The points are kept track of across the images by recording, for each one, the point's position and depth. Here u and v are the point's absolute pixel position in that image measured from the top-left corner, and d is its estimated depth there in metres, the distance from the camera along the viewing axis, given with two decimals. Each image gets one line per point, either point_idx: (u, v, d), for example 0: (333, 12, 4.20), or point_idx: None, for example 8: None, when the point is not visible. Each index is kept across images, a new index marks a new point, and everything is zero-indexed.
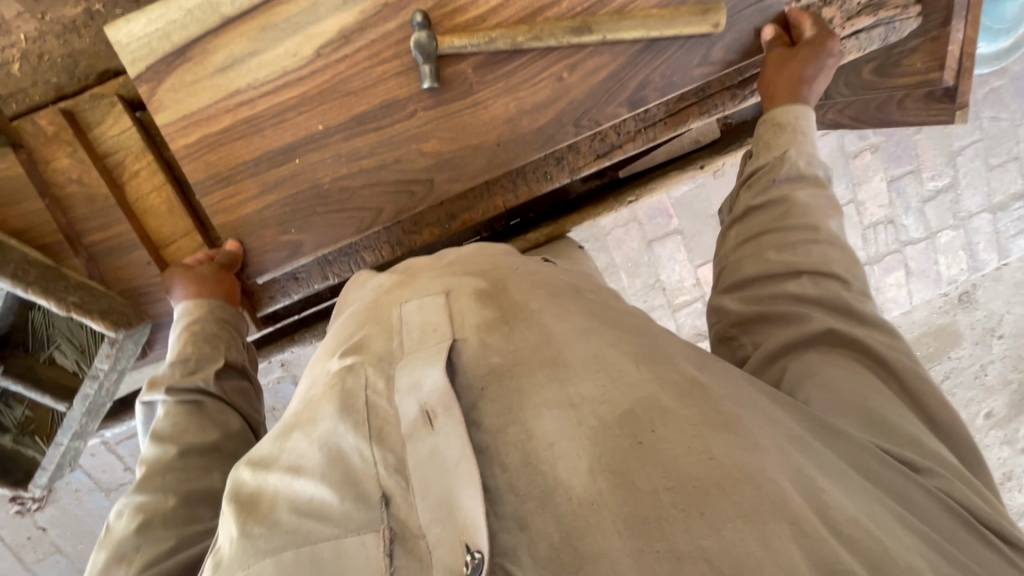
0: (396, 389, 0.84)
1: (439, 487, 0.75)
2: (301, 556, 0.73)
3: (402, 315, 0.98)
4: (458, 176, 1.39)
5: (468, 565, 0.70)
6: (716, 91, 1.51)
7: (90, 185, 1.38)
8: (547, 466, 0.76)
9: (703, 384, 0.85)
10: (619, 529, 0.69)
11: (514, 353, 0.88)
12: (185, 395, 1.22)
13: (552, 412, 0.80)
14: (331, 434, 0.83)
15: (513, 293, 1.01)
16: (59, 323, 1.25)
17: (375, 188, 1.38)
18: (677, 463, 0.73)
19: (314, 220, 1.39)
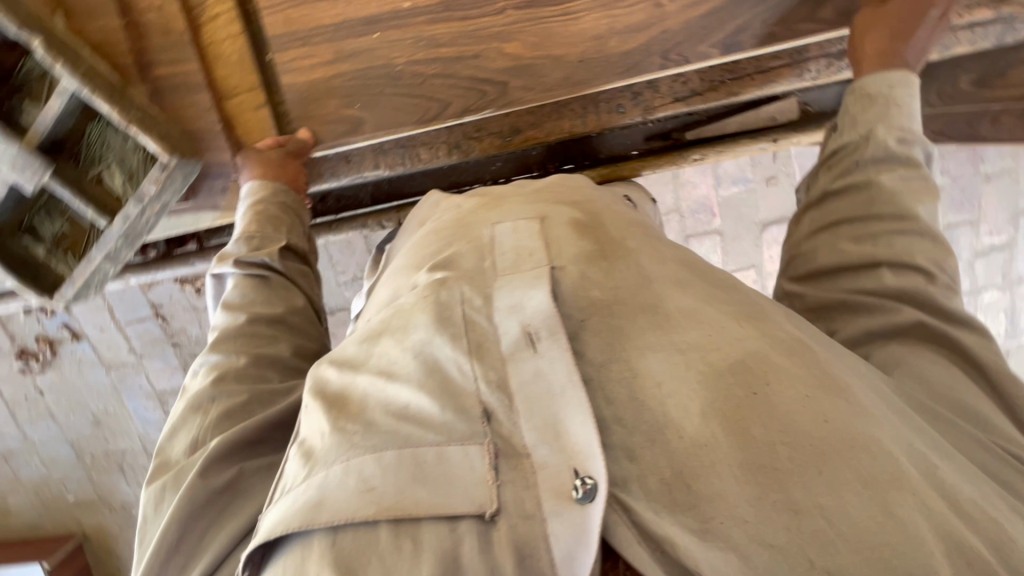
0: (497, 310, 0.91)
1: (542, 410, 0.82)
2: (403, 457, 0.81)
3: (495, 236, 1.09)
4: (531, 82, 1.48)
5: (580, 489, 0.75)
6: (814, 56, 1.43)
7: (169, 18, 1.49)
8: (654, 404, 0.79)
9: (813, 352, 0.85)
10: (736, 473, 0.71)
11: (615, 291, 0.94)
12: (251, 268, 1.36)
13: (655, 355, 0.84)
14: (427, 346, 0.91)
15: (612, 237, 1.07)
16: (111, 145, 1.47)
17: (447, 80, 1.51)
18: (796, 421, 0.73)
19: (380, 98, 1.54)
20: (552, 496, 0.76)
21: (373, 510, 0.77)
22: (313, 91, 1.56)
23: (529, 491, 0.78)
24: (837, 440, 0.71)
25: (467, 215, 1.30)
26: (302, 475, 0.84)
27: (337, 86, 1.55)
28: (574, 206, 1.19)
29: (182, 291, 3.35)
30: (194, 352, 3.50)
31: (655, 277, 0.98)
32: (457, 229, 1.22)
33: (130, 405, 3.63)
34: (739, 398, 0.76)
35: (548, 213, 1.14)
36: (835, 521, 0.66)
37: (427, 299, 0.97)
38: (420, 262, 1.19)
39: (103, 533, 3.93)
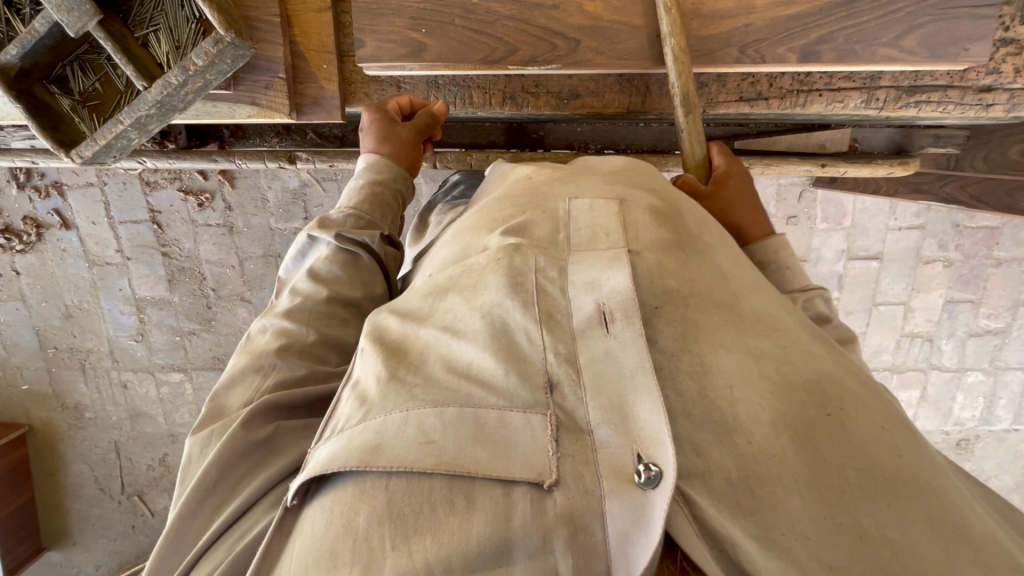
0: (573, 284, 1.05)
1: (613, 392, 0.94)
2: (466, 415, 0.93)
3: (572, 211, 1.20)
4: (603, 48, 1.54)
5: (645, 473, 0.85)
6: (885, 85, 1.57)
7: None
8: (724, 403, 0.93)
9: (872, 390, 1.02)
10: (804, 490, 0.85)
11: (690, 285, 1.08)
12: (350, 245, 1.51)
13: (728, 357, 0.98)
14: (502, 314, 1.04)
15: (690, 231, 1.20)
16: (168, 15, 1.51)
17: (520, 26, 1.54)
18: (861, 451, 0.89)
19: (448, 29, 1.56)
20: (614, 480, 0.86)
21: (431, 464, 0.88)
22: (388, 4, 1.56)
23: (587, 466, 0.89)
24: (899, 476, 0.87)
25: (540, 184, 1.34)
26: (358, 417, 0.98)
27: (411, 8, 1.55)
28: (653, 193, 1.29)
29: (184, 202, 3.30)
30: (183, 266, 3.43)
31: (726, 273, 1.15)
32: (532, 193, 1.31)
33: (106, 306, 3.53)
34: (810, 418, 0.92)
35: (627, 197, 1.24)
36: (892, 548, 0.81)
37: (500, 264, 1.10)
38: (492, 224, 1.28)
39: (49, 431, 3.82)
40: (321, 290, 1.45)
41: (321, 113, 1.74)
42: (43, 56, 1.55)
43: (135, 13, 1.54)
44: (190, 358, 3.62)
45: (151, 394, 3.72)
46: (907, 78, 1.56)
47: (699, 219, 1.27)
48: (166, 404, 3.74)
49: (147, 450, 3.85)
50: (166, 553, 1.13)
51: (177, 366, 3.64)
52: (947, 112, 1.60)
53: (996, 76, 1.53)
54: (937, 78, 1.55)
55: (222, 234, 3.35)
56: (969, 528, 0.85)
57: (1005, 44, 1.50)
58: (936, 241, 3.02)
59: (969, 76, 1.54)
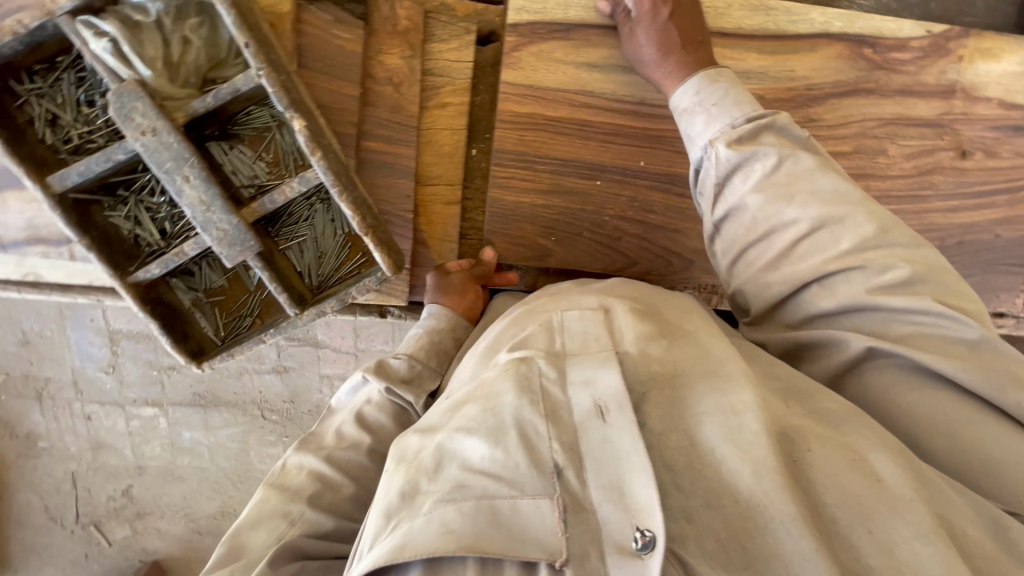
0: (569, 381, 0.83)
1: (610, 466, 0.74)
2: (481, 508, 0.72)
3: (563, 319, 0.98)
4: (713, 270, 1.42)
5: (638, 540, 0.68)
6: None
7: (405, 96, 1.21)
8: (710, 471, 0.75)
9: (856, 414, 0.85)
10: (795, 528, 0.69)
11: (673, 364, 0.89)
12: (397, 398, 1.19)
13: (711, 420, 0.80)
14: (511, 410, 0.78)
15: (666, 325, 1.01)
16: (317, 221, 1.14)
17: (642, 242, 1.38)
18: (832, 478, 0.74)
19: (575, 241, 1.36)
20: (614, 552, 0.68)
21: (451, 547, 0.69)
22: (519, 209, 1.32)
23: (594, 542, 0.70)
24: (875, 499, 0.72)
25: (538, 304, 1.14)
26: (383, 528, 0.76)
27: (542, 216, 1.32)
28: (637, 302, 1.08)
29: None
30: None
31: (718, 348, 0.94)
32: (529, 312, 1.11)
33: (73, 335, 2.90)
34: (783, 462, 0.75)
35: (609, 303, 1.04)
36: None
37: (505, 370, 0.85)
38: (500, 343, 1.05)
39: None
40: (369, 445, 1.13)
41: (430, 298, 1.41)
42: None
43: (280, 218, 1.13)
44: (168, 394, 3.00)
45: (117, 428, 3.12)
46: None
47: (686, 314, 1.09)
48: (134, 437, 3.14)
49: (107, 482, 3.29)
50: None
51: (151, 400, 3.04)
52: None
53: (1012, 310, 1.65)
54: None
55: None
56: (967, 544, 0.72)
57: None
58: None
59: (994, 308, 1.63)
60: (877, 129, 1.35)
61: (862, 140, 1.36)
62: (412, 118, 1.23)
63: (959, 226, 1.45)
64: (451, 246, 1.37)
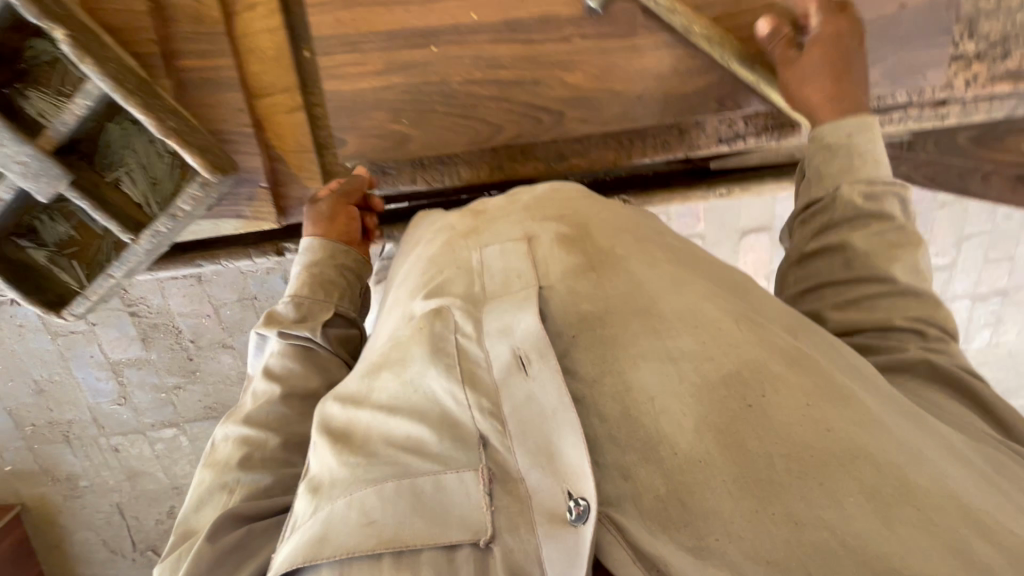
0: (486, 332, 0.81)
1: (537, 433, 0.73)
2: (404, 487, 0.75)
3: (482, 259, 0.93)
4: (589, 117, 1.32)
5: (570, 510, 0.68)
6: None
7: (203, 4, 1.15)
8: (648, 421, 0.69)
9: (803, 357, 0.73)
10: (733, 488, 0.62)
11: (605, 301, 0.82)
12: (297, 339, 1.14)
13: (649, 364, 0.73)
14: (420, 377, 0.83)
15: (597, 244, 0.92)
16: (138, 145, 1.10)
17: (503, 103, 1.29)
18: (785, 428, 0.65)
19: (430, 118, 1.28)
20: (546, 524, 0.69)
21: (374, 541, 0.71)
22: (360, 98, 1.25)
23: (523, 514, 0.72)
24: (828, 451, 0.62)
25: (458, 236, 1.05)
26: (309, 509, 0.79)
27: (386, 100, 1.26)
28: (563, 218, 0.99)
29: None
30: None
31: (651, 277, 0.85)
32: (453, 241, 1.03)
33: None
34: (726, 412, 0.67)
35: (534, 229, 0.96)
36: (867, 544, 0.57)
37: (421, 331, 0.87)
38: (413, 291, 0.99)
39: None
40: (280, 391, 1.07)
41: None
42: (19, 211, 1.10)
43: (98, 151, 1.10)
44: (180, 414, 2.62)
45: None
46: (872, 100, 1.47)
47: (628, 227, 0.98)
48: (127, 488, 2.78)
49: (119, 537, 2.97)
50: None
51: (150, 427, 2.67)
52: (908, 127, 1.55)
53: (950, 90, 1.48)
54: (897, 98, 1.48)
55: None
56: (924, 485, 0.60)
57: (960, 60, 1.45)
58: None
59: (926, 92, 1.48)
60: None
61: None
62: (218, 25, 1.17)
63: None
64: (311, 157, 1.33)
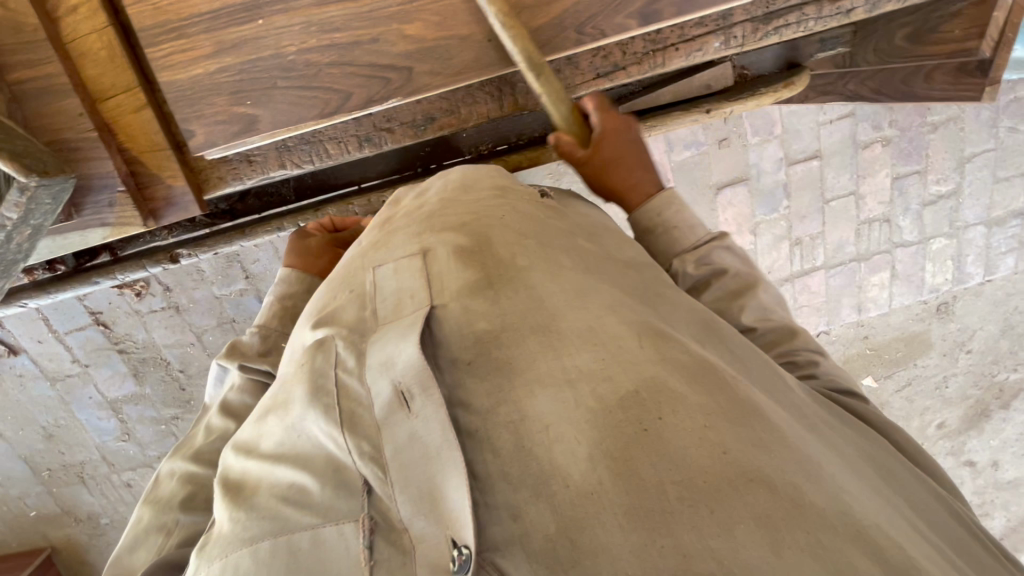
0: (367, 365, 0.66)
1: (419, 476, 0.59)
2: (279, 545, 0.61)
3: (375, 280, 0.78)
4: (440, 69, 1.25)
5: (455, 561, 0.55)
6: (739, 21, 1.35)
7: (20, 13, 1.15)
8: (537, 451, 0.59)
9: (711, 370, 0.67)
10: (621, 521, 0.54)
11: (501, 317, 0.69)
12: (256, 373, 1.13)
13: (546, 388, 0.62)
14: (302, 423, 0.68)
15: (498, 250, 0.78)
16: None
17: (346, 68, 1.24)
18: (684, 455, 0.57)
19: (273, 94, 1.24)
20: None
21: None
22: (200, 86, 1.23)
23: (404, 571, 0.58)
24: (721, 474, 0.56)
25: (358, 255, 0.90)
26: (190, 569, 0.65)
27: (225, 83, 1.23)
28: (466, 221, 0.84)
29: (122, 296, 2.70)
30: (143, 358, 2.86)
31: (554, 287, 0.73)
32: (357, 260, 0.87)
33: (81, 417, 2.99)
34: (622, 435, 0.58)
35: (431, 241, 0.81)
36: None
37: (303, 366, 0.72)
38: (305, 321, 0.85)
39: (70, 546, 3.29)
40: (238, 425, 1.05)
41: (180, 213, 1.35)
42: None
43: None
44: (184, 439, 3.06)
45: None
46: (761, 5, 1.34)
47: (533, 230, 0.85)
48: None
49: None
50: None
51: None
52: (809, 30, 1.40)
53: None
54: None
55: (171, 316, 2.77)
56: (813, 503, 0.56)
57: None
58: (870, 118, 2.30)
59: None
60: None
61: None
62: (39, 32, 1.16)
63: None
64: (168, 155, 1.30)
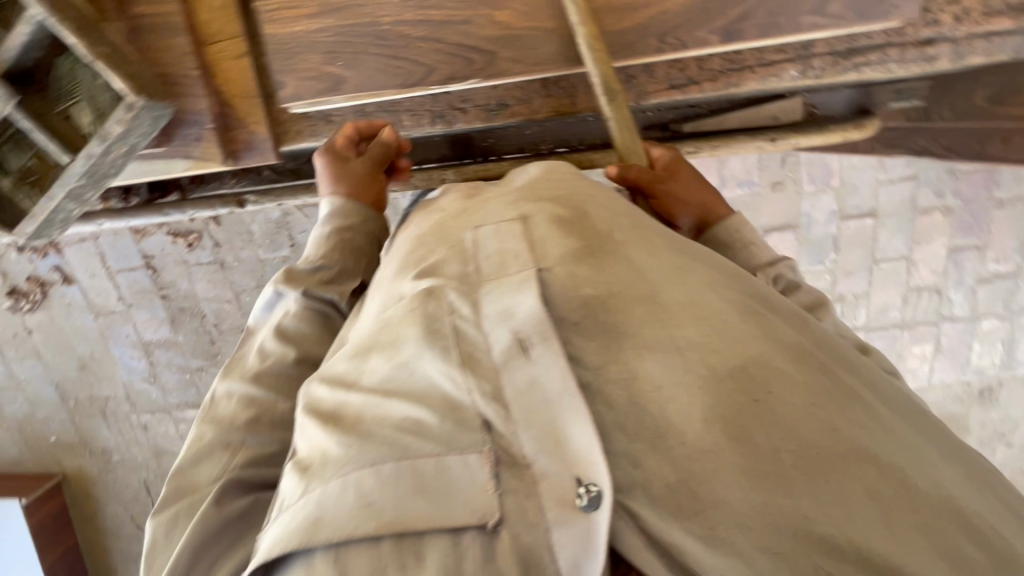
0: (486, 315, 0.78)
1: (546, 419, 0.71)
2: (401, 468, 0.72)
3: (477, 241, 0.90)
4: (520, 56, 1.31)
5: (583, 497, 0.67)
6: (819, 52, 1.36)
7: None
8: (652, 408, 0.70)
9: (809, 353, 0.77)
10: (742, 480, 0.65)
11: (607, 285, 0.80)
12: (319, 303, 1.05)
13: (655, 353, 0.74)
14: (412, 361, 0.79)
15: (595, 225, 0.90)
16: (83, 76, 1.18)
17: (433, 44, 1.31)
18: (794, 427, 0.68)
19: (363, 59, 1.33)
20: (555, 507, 0.68)
21: (371, 526, 0.68)
22: (298, 41, 1.33)
23: (531, 499, 0.69)
24: (832, 448, 0.67)
25: (449, 218, 1.01)
26: (298, 490, 0.76)
27: (322, 42, 1.32)
28: (561, 200, 0.96)
29: (175, 244, 2.86)
30: (183, 307, 2.98)
31: (653, 268, 0.84)
32: (438, 231, 0.98)
33: (115, 352, 3.13)
34: (740, 407, 0.69)
35: (530, 211, 0.93)
36: (861, 545, 0.63)
37: (416, 312, 0.83)
38: (398, 272, 0.96)
39: (82, 476, 3.36)
40: (297, 356, 0.99)
41: (255, 159, 1.42)
42: None
43: (48, 82, 1.19)
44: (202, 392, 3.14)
45: (171, 432, 3.23)
46: (844, 41, 1.35)
47: (622, 214, 0.96)
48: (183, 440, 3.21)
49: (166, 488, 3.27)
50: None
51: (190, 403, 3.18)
52: (889, 73, 1.39)
53: (935, 26, 1.34)
54: (874, 38, 1.35)
55: (215, 271, 2.89)
56: (913, 480, 0.68)
57: None
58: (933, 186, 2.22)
59: (907, 31, 1.34)
60: None
61: None
62: None
63: None
64: (255, 102, 1.38)
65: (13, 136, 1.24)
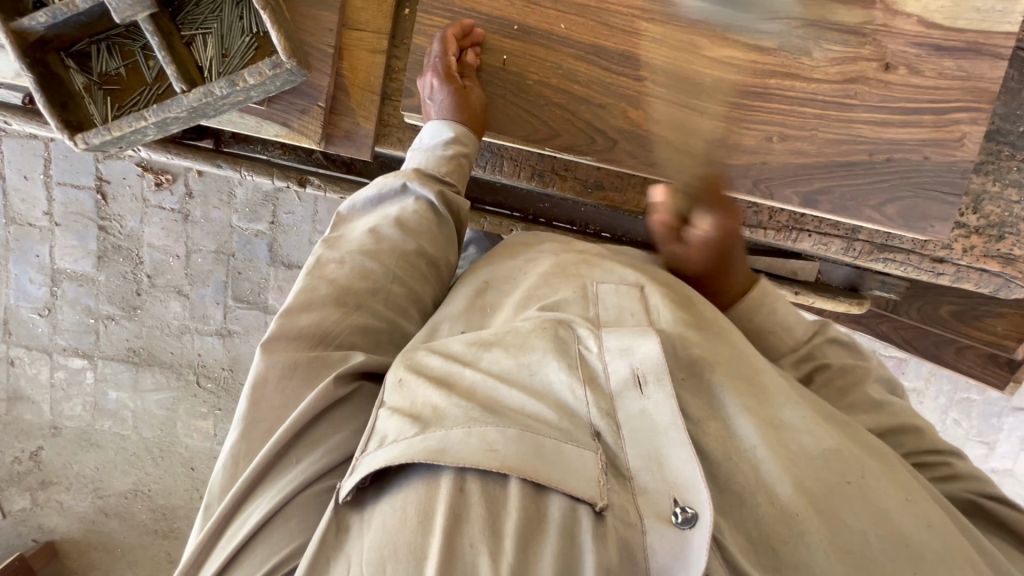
0: (607, 347, 0.90)
1: (650, 444, 0.81)
2: (525, 437, 0.79)
3: (598, 290, 1.03)
4: (639, 153, 1.42)
5: (679, 516, 0.74)
6: (862, 239, 1.60)
7: None
8: (746, 467, 0.82)
9: (896, 458, 0.90)
10: (828, 551, 0.76)
11: (712, 353, 0.93)
12: (435, 206, 1.19)
13: (753, 418, 0.85)
14: (539, 364, 0.89)
15: (702, 310, 1.04)
16: (224, 15, 1.19)
17: (565, 114, 1.41)
18: (882, 517, 0.79)
19: (501, 106, 1.41)
20: (653, 518, 0.75)
21: (496, 463, 0.75)
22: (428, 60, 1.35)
23: (632, 504, 0.77)
24: (916, 545, 0.77)
25: (576, 259, 1.14)
26: (411, 432, 0.80)
27: None
28: (669, 281, 1.10)
29: (141, 177, 2.49)
30: (119, 246, 2.58)
31: (750, 351, 0.98)
32: (558, 270, 1.11)
33: (12, 270, 2.64)
34: (831, 487, 0.81)
35: (644, 278, 1.06)
36: None
37: (545, 329, 0.93)
38: (523, 293, 1.07)
39: None
40: (414, 249, 1.13)
41: (349, 150, 1.39)
42: (69, 30, 1.20)
43: (186, 10, 1.20)
44: (100, 345, 2.71)
45: (41, 378, 2.78)
46: (880, 236, 1.60)
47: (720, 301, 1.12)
48: (57, 392, 2.80)
49: (17, 440, 2.88)
50: (205, 550, 0.87)
51: (81, 350, 2.73)
52: (905, 273, 1.65)
53: (948, 250, 1.61)
54: (903, 242, 1.59)
55: (175, 220, 2.54)
56: None
57: (959, 227, 1.61)
58: None
59: (928, 246, 1.60)
60: (799, 29, 1.39)
61: (785, 39, 1.40)
62: None
63: (888, 140, 1.40)
64: (374, 98, 1.37)
65: (110, 40, 1.26)
